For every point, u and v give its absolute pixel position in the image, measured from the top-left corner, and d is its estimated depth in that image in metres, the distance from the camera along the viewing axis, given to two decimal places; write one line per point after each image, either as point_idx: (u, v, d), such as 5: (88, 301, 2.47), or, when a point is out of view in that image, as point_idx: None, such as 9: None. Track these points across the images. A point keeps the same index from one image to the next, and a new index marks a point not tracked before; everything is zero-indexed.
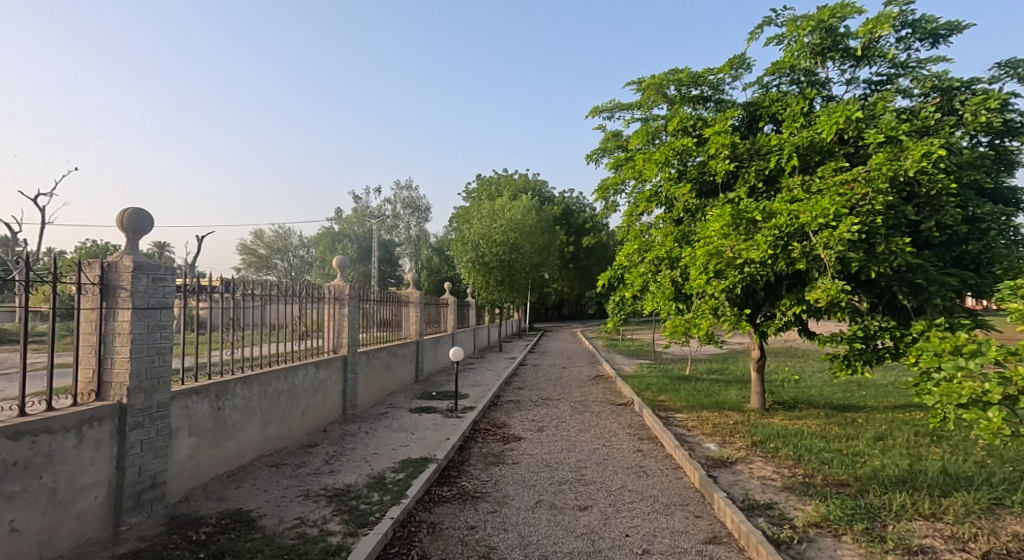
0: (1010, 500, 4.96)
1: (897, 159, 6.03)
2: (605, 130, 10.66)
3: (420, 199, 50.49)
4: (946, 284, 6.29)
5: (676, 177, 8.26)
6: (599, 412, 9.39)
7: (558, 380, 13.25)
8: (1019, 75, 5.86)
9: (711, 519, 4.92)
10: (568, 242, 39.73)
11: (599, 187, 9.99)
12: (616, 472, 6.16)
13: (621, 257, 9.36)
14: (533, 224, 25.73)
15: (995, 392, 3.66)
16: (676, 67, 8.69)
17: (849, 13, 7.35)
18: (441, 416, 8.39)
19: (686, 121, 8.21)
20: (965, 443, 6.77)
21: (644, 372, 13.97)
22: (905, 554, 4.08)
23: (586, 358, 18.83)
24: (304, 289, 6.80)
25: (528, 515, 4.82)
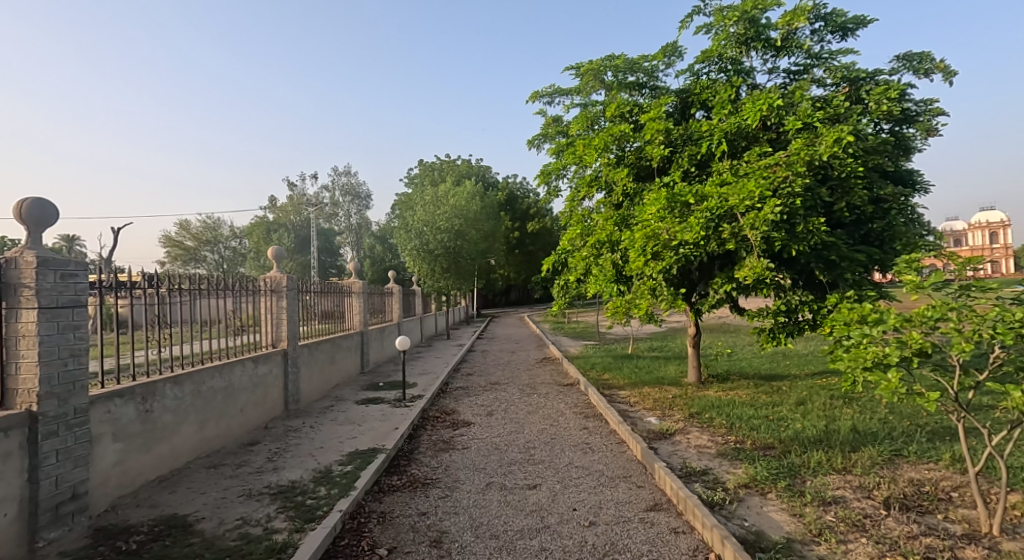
0: (908, 450, 5.57)
1: (813, 143, 6.53)
2: (545, 115, 10.89)
3: (360, 186, 49.56)
4: (856, 260, 6.86)
5: (614, 162, 8.54)
6: (547, 394, 9.72)
7: (507, 364, 13.56)
8: (914, 68, 6.42)
9: (652, 488, 5.29)
10: (513, 228, 39.99)
11: (541, 172, 10.22)
12: (564, 450, 6.48)
13: (565, 241, 9.65)
14: (478, 211, 25.79)
15: (894, 355, 4.12)
16: (612, 53, 8.98)
17: (769, 5, 7.83)
18: (389, 406, 8.48)
19: (623, 108, 8.53)
20: (874, 403, 7.48)
21: (590, 352, 14.48)
22: (820, 505, 4.56)
23: (534, 341, 19.22)
24: (238, 282, 6.72)
25: (479, 497, 5.05)
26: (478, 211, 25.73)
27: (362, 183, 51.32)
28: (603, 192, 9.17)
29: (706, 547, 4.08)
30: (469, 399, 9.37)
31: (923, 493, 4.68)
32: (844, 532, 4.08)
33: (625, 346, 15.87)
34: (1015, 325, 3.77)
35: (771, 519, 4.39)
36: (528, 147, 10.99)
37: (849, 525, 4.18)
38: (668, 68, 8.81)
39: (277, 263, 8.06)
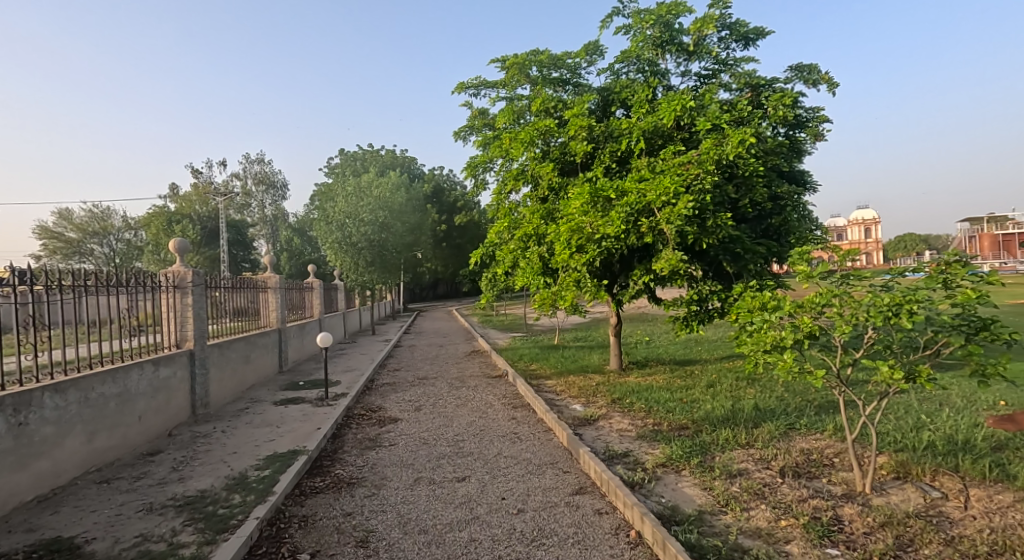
0: (800, 424, 6.19)
1: (721, 144, 7.04)
2: (471, 107, 11.02)
3: (275, 175, 47.68)
4: (758, 253, 7.49)
5: (540, 156, 8.79)
6: (475, 386, 9.92)
7: (435, 358, 13.65)
8: (806, 78, 7.06)
9: (577, 472, 5.61)
10: (440, 221, 39.83)
11: (468, 165, 10.36)
12: (493, 441, 6.70)
13: (492, 234, 9.85)
14: (403, 203, 25.55)
15: (789, 339, 4.59)
16: (537, 49, 9.22)
17: (682, 12, 8.33)
18: (311, 406, 8.39)
19: (548, 103, 8.82)
20: (773, 382, 8.21)
21: (518, 344, 14.81)
22: (726, 477, 5.01)
23: (462, 334, 19.38)
24: (131, 279, 6.40)
25: (407, 493, 5.16)
26: (403, 203, 25.45)
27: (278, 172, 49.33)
28: (529, 185, 9.42)
29: (627, 525, 4.37)
30: (396, 395, 9.40)
31: (811, 461, 5.24)
32: (747, 501, 4.49)
33: (551, 337, 16.34)
34: (884, 309, 4.21)
35: (685, 493, 4.79)
36: (455, 139, 11.05)
37: (752, 494, 4.60)
38: (590, 67, 9.18)
39: (180, 256, 7.72)
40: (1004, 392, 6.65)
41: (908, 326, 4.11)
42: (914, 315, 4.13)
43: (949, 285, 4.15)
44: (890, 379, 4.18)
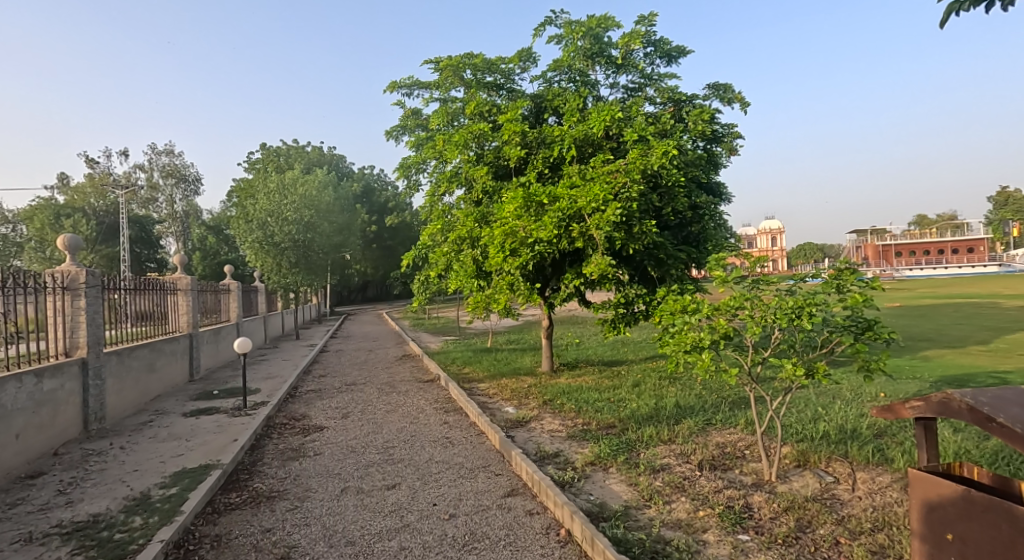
0: (716, 419, 6.60)
1: (646, 155, 7.41)
2: (404, 107, 11.00)
3: (188, 170, 45.14)
4: (679, 258, 7.93)
5: (474, 159, 8.91)
6: (406, 391, 9.89)
7: (364, 363, 13.46)
8: (722, 97, 7.55)
9: (509, 475, 5.73)
10: (370, 221, 39.12)
11: (401, 166, 10.33)
12: (425, 447, 6.73)
13: (425, 236, 9.87)
14: (331, 203, 24.96)
15: (707, 339, 4.91)
16: (471, 52, 9.33)
17: (611, 26, 8.70)
18: (226, 416, 8.10)
19: (482, 107, 8.95)
20: (692, 381, 8.70)
21: (450, 347, 14.86)
22: (650, 472, 5.28)
23: (392, 338, 19.17)
24: (11, 281, 5.98)
25: (333, 505, 5.07)
26: (331, 203, 24.86)
27: (190, 167, 46.67)
28: (462, 188, 9.51)
29: (556, 524, 4.51)
30: (322, 403, 9.21)
31: (726, 454, 5.62)
32: (669, 494, 4.76)
33: (484, 340, 16.49)
34: (788, 311, 4.62)
35: (612, 490, 5.02)
36: (387, 138, 10.96)
37: (673, 488, 4.89)
38: (523, 73, 9.40)
39: (71, 256, 7.29)
40: (888, 385, 7.39)
41: (808, 326, 4.52)
42: (814, 316, 4.54)
43: (841, 290, 4.62)
44: (795, 375, 4.57)
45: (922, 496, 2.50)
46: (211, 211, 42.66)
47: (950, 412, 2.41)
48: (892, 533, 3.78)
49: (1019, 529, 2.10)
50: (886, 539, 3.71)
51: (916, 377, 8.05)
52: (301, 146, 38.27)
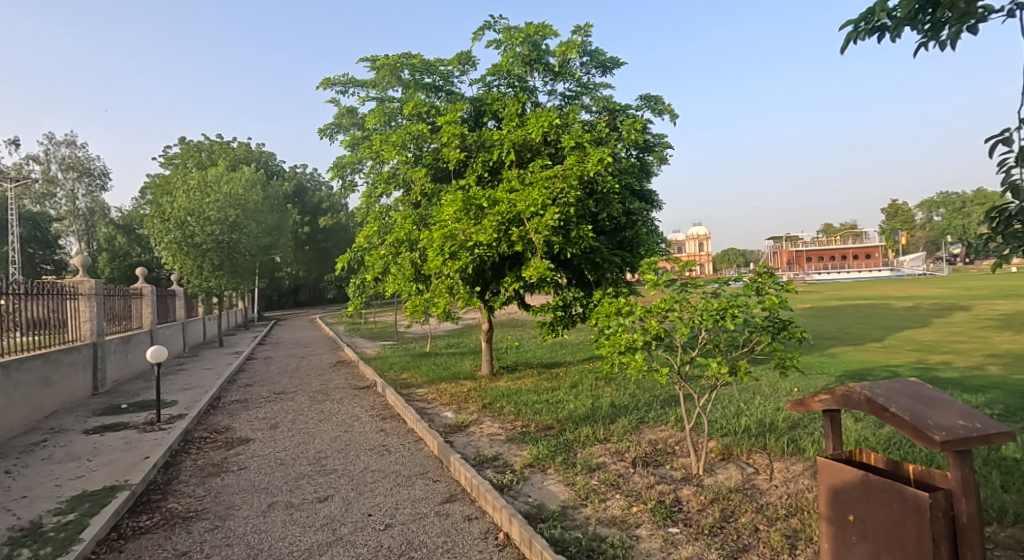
0: (648, 417, 6.87)
1: (582, 161, 7.63)
2: (339, 104, 10.79)
3: (94, 165, 42.05)
4: (615, 262, 8.21)
5: (412, 160, 8.88)
6: (340, 399, 9.67)
7: (295, 370, 13.06)
8: (654, 108, 7.87)
9: (448, 480, 5.67)
10: (303, 223, 37.97)
11: (336, 165, 10.13)
12: (359, 456, 6.55)
13: (361, 238, 9.72)
14: (260, 203, 24.08)
15: (641, 340, 5.11)
16: (409, 52, 9.29)
17: (548, 34, 8.89)
18: (135, 433, 7.60)
19: (420, 108, 8.92)
20: (627, 380, 9.00)
21: (387, 352, 14.67)
22: (586, 471, 5.43)
23: (326, 344, 18.71)
24: None
25: (259, 522, 4.80)
26: (260, 203, 23.97)
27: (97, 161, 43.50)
28: (400, 190, 9.44)
29: (495, 528, 4.52)
30: (247, 414, 8.84)
31: (658, 451, 5.86)
32: (604, 492, 4.91)
33: (423, 344, 16.39)
34: (713, 313, 4.88)
35: (549, 490, 5.11)
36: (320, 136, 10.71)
37: (608, 485, 5.04)
38: (462, 76, 9.45)
39: None
40: (801, 380, 7.93)
41: (731, 326, 4.80)
42: (735, 317, 4.83)
43: (760, 293, 4.94)
44: (719, 373, 4.84)
45: (828, 482, 2.66)
46: (122, 209, 39.90)
47: (853, 404, 2.58)
48: (804, 519, 4.07)
49: (909, 508, 2.26)
50: (799, 524, 3.99)
51: (825, 372, 8.69)
52: (226, 142, 36.57)
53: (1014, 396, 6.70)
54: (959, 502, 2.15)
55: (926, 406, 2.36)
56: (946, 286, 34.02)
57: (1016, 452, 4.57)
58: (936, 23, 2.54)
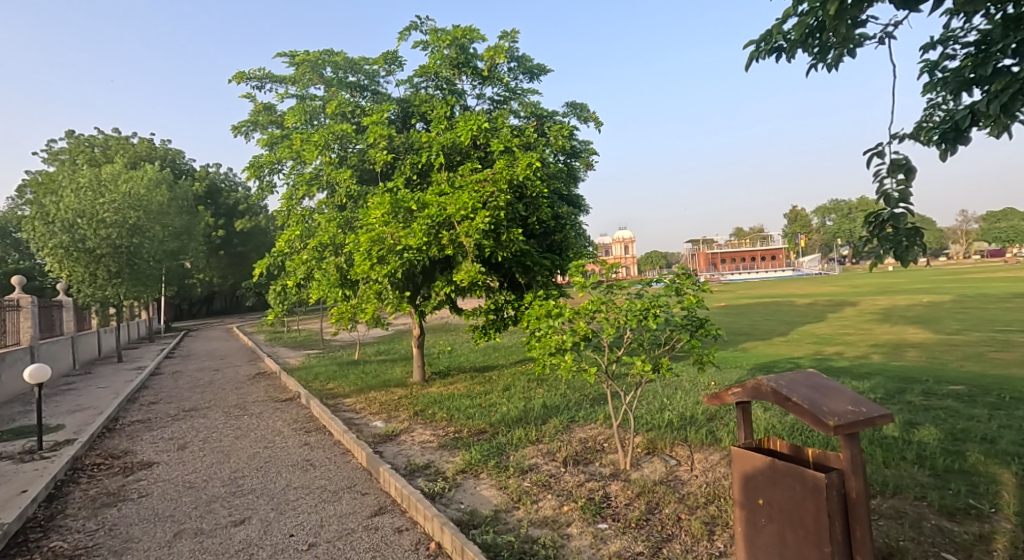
0: (579, 417, 7.05)
1: (511, 165, 7.75)
2: (255, 100, 10.13)
3: None
4: (545, 265, 8.37)
5: (336, 161, 8.69)
6: (260, 413, 9.23)
7: (209, 385, 12.36)
8: (580, 116, 8.10)
9: (377, 492, 5.48)
10: (217, 226, 36.15)
11: (251, 165, 9.59)
12: (281, 473, 6.15)
13: (282, 242, 9.35)
14: (167, 205, 22.69)
15: (570, 341, 5.21)
16: (331, 49, 9.11)
17: (476, 38, 8.96)
18: (13, 463, 6.74)
19: (344, 107, 8.76)
20: (558, 381, 9.20)
21: (310, 362, 14.21)
22: (519, 474, 5.48)
23: (244, 355, 17.88)
24: None
25: (165, 553, 4.38)
26: (167, 205, 22.57)
27: None
28: (324, 192, 9.18)
29: (427, 538, 4.44)
30: (153, 434, 8.18)
31: (587, 449, 6.02)
32: (536, 494, 4.98)
33: (350, 352, 16.02)
34: (637, 313, 5.08)
35: (482, 496, 5.10)
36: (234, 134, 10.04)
37: (540, 486, 5.12)
38: (388, 76, 9.36)
39: None
40: (716, 374, 8.38)
41: (654, 326, 5.01)
42: (657, 317, 5.05)
43: (680, 293, 5.19)
44: (643, 370, 5.03)
45: (740, 470, 2.84)
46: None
47: (761, 395, 2.76)
48: (721, 506, 4.31)
49: (808, 489, 2.46)
50: (716, 511, 4.23)
51: (737, 366, 9.23)
52: (126, 138, 33.96)
53: (894, 380, 7.41)
54: (848, 480, 2.37)
55: (821, 394, 2.57)
56: (831, 284, 36.90)
57: (895, 432, 5.03)
58: (822, 43, 2.79)
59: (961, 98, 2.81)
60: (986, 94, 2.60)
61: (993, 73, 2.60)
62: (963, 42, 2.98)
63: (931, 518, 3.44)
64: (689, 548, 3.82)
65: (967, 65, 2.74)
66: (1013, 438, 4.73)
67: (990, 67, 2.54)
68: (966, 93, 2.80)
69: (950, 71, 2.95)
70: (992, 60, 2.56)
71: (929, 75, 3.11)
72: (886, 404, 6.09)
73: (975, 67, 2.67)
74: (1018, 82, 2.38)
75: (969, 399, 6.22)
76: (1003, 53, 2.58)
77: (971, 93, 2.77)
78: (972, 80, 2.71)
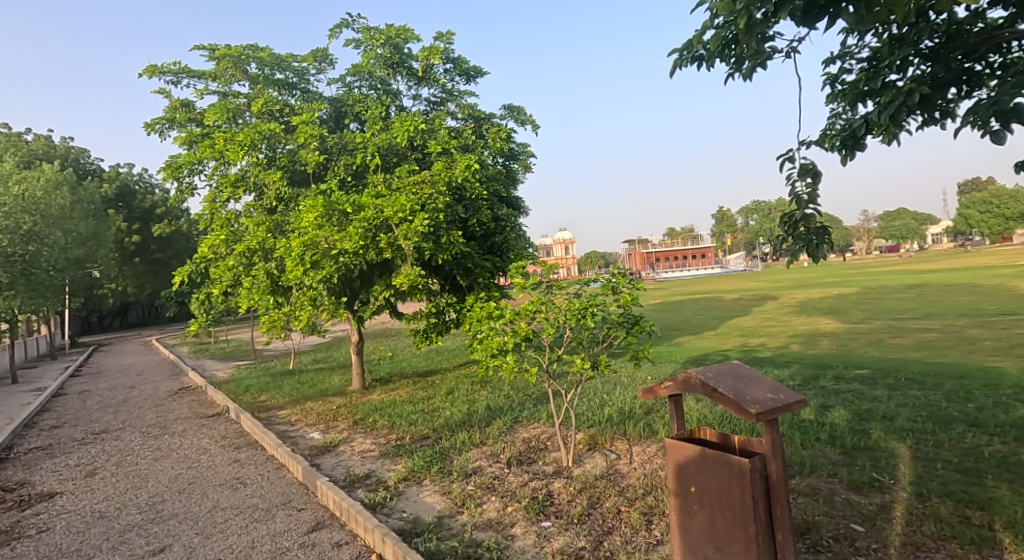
0: (522, 417, 7.11)
1: (450, 167, 7.76)
2: (170, 96, 9.40)
3: None
4: (485, 267, 8.38)
5: (264, 162, 8.40)
6: (185, 430, 8.76)
7: (127, 403, 11.60)
8: (518, 118, 8.18)
9: (314, 507, 5.34)
10: (131, 231, 34.06)
11: (167, 165, 8.90)
12: (207, 493, 5.87)
13: (205, 247, 8.84)
14: (69, 211, 21.13)
15: (512, 342, 5.23)
16: (256, 44, 8.81)
17: (410, 38, 8.91)
18: None
19: (271, 105, 8.50)
20: (501, 382, 9.25)
21: (241, 374, 13.63)
22: (462, 478, 5.47)
23: (167, 370, 16.92)
24: None
25: None
26: (68, 210, 21.00)
27: None
28: (251, 194, 8.82)
29: (368, 550, 4.37)
30: (60, 460, 7.58)
31: (530, 448, 6.08)
32: (480, 497, 4.98)
33: (284, 362, 15.50)
34: (576, 311, 5.20)
35: (425, 503, 5.05)
36: (145, 131, 9.22)
37: (484, 489, 5.13)
38: (319, 74, 9.16)
39: None
40: (651, 370, 8.65)
41: (591, 323, 5.14)
42: (595, 315, 5.18)
43: (616, 291, 5.33)
44: (583, 368, 5.14)
45: (673, 461, 2.94)
46: None
47: (690, 387, 2.87)
48: (658, 496, 4.46)
49: (734, 474, 2.58)
50: (654, 501, 4.37)
51: (672, 360, 9.57)
52: (20, 135, 31.35)
53: (811, 367, 7.90)
54: (770, 463, 2.51)
55: (744, 384, 2.71)
56: (757, 279, 38.74)
57: (810, 415, 5.35)
58: (736, 55, 2.97)
59: (857, 108, 3.19)
60: (877, 104, 2.97)
61: (882, 86, 2.98)
62: (858, 58, 3.38)
63: (841, 493, 3.68)
64: (629, 539, 3.92)
65: (862, 79, 3.12)
66: (909, 415, 5.13)
67: (880, 80, 2.91)
68: (861, 103, 3.17)
69: (848, 84, 3.34)
70: (881, 74, 2.94)
71: (830, 87, 3.50)
72: (802, 390, 6.47)
73: (867, 80, 3.05)
74: (902, 94, 2.74)
75: (874, 381, 6.71)
76: (890, 69, 2.96)
77: (865, 104, 3.14)
78: (866, 92, 3.10)
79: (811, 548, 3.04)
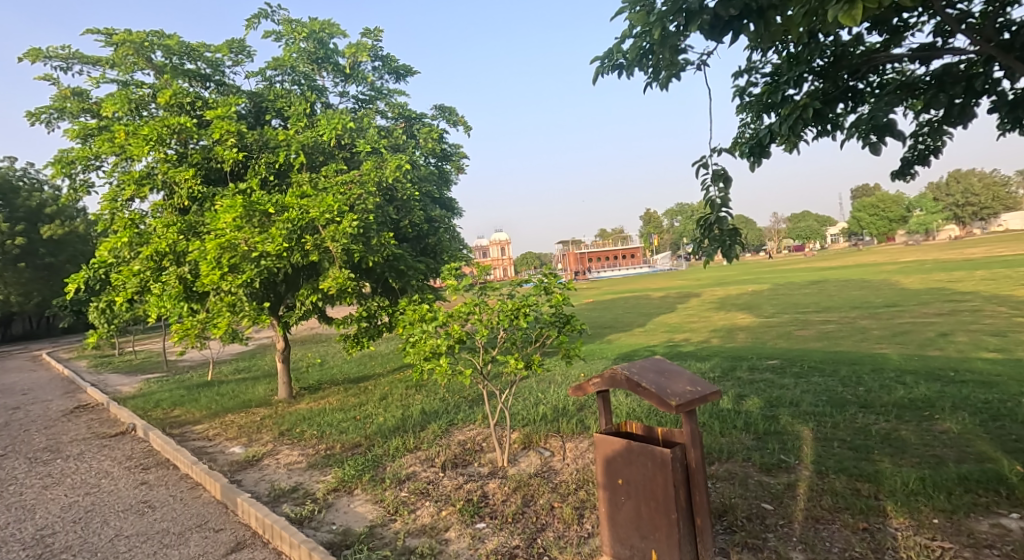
0: (457, 420, 7.11)
1: (380, 167, 7.67)
2: (60, 84, 8.71)
3: None
4: (418, 269, 8.27)
5: (174, 158, 7.94)
6: (87, 452, 8.15)
7: (19, 425, 10.63)
8: (450, 119, 8.18)
9: (233, 527, 5.12)
10: (18, 234, 31.22)
11: (57, 160, 8.25)
12: (110, 520, 5.51)
13: (105, 251, 8.24)
14: None
15: (445, 344, 5.23)
16: (161, 30, 8.32)
17: (335, 32, 8.73)
18: None
19: (180, 98, 8.06)
20: (436, 386, 9.19)
21: (153, 388, 12.80)
22: (395, 484, 5.42)
23: (65, 387, 15.63)
24: None
25: None
26: None
27: None
28: (159, 193, 8.30)
29: None
30: None
31: (466, 450, 6.09)
32: (413, 502, 4.95)
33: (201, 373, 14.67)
34: (508, 312, 5.25)
35: (356, 513, 4.97)
36: (30, 121, 8.44)
37: (417, 495, 5.10)
38: (236, 66, 8.78)
39: None
40: (583, 367, 8.86)
41: (524, 324, 5.22)
42: (527, 315, 5.26)
43: (548, 292, 5.41)
44: (517, 368, 5.20)
45: (601, 454, 3.05)
46: None
47: (616, 383, 2.98)
48: (589, 490, 4.60)
49: (658, 464, 2.71)
50: (585, 495, 4.51)
51: (602, 357, 9.85)
52: None
53: (729, 360, 8.35)
54: (689, 452, 2.66)
55: (665, 378, 2.85)
56: (679, 278, 40.35)
57: (728, 404, 5.66)
58: (653, 65, 3.14)
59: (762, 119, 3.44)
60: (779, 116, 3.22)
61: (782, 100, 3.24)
62: (762, 73, 3.65)
63: (753, 475, 3.93)
64: (561, 535, 4.03)
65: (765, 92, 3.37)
66: (811, 400, 5.53)
67: (780, 95, 3.16)
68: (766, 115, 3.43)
69: (755, 96, 3.60)
70: (780, 90, 3.19)
71: (739, 99, 3.76)
72: (721, 382, 6.82)
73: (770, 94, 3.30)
74: (798, 108, 2.99)
75: (785, 370, 7.18)
76: (788, 85, 3.22)
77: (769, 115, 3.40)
78: (770, 104, 3.35)
79: (727, 529, 3.23)
